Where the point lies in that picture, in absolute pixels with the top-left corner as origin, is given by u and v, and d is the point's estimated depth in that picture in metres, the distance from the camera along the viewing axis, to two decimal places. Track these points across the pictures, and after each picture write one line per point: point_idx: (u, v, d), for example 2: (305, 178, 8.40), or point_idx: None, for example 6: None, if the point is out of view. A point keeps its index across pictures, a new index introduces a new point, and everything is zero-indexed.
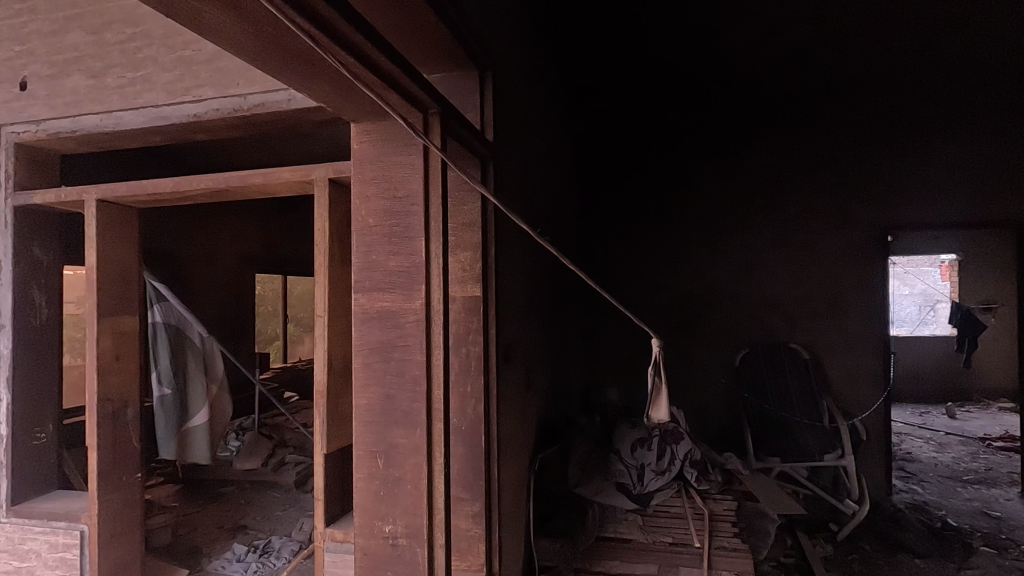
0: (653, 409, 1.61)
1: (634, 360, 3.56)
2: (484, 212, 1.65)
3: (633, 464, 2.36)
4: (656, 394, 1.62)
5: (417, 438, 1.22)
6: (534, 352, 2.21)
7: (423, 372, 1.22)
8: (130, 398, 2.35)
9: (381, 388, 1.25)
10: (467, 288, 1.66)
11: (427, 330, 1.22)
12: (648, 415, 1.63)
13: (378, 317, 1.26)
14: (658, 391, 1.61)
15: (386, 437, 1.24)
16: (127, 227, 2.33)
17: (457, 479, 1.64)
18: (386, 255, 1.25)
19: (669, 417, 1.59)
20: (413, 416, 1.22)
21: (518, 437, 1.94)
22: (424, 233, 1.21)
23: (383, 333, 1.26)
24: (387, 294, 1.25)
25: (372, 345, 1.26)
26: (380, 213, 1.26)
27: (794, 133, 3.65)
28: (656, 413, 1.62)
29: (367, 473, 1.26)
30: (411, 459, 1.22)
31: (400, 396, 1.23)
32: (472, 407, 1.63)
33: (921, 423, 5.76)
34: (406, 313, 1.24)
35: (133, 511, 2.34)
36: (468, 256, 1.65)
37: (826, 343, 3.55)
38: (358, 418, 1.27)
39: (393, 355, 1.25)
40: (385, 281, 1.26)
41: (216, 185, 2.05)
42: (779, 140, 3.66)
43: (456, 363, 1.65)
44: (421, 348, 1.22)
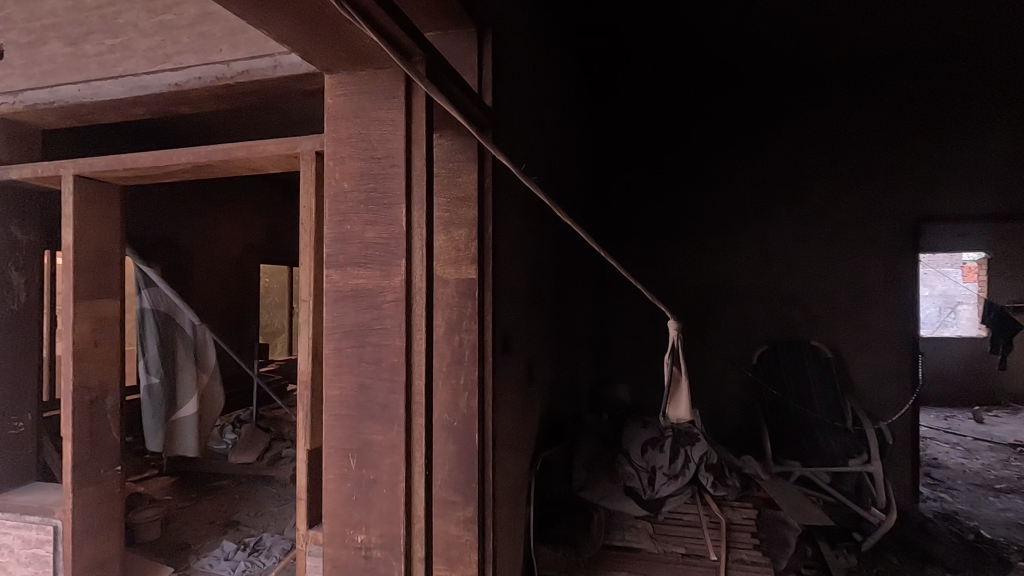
0: (673, 409, 1.46)
1: (647, 355, 3.39)
2: (481, 186, 1.50)
3: (643, 467, 2.19)
4: (676, 391, 1.46)
5: (394, 435, 1.06)
6: (538, 344, 2.05)
7: (402, 360, 1.06)
8: (111, 385, 2.22)
9: (355, 377, 1.09)
10: (460, 270, 1.50)
11: (409, 310, 1.07)
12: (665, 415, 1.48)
13: (351, 296, 1.09)
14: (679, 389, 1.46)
15: (360, 433, 1.08)
16: (108, 204, 2.19)
17: (447, 480, 1.48)
18: (361, 224, 1.09)
19: (690, 416, 1.44)
20: (390, 409, 1.06)
21: (517, 437, 1.77)
22: (405, 202, 1.06)
23: (357, 315, 1.09)
24: (361, 269, 1.09)
25: (344, 326, 1.10)
26: (356, 176, 1.09)
27: (820, 117, 3.43)
28: (675, 411, 1.47)
29: (337, 474, 1.10)
30: (387, 459, 1.07)
31: (375, 386, 1.07)
32: (464, 401, 1.48)
33: (947, 427, 5.52)
34: (383, 292, 1.07)
35: (113, 506, 2.21)
36: (463, 234, 1.49)
37: (850, 339, 3.35)
38: (326, 410, 1.11)
39: (369, 338, 1.08)
40: (361, 254, 1.09)
41: (198, 160, 1.91)
42: (805, 125, 3.45)
43: (449, 352, 1.50)
44: (401, 331, 1.06)
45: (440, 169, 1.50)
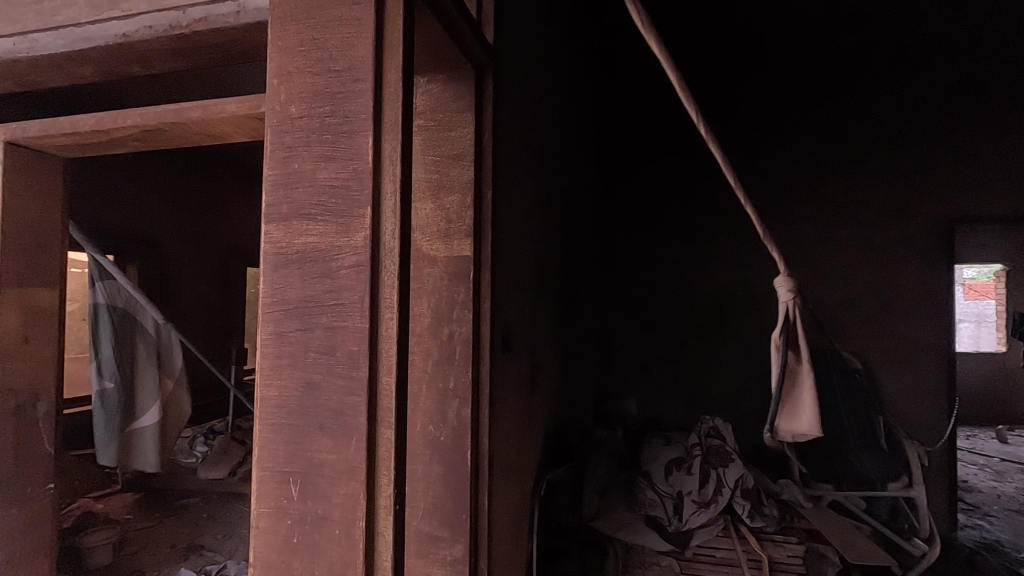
0: (794, 419, 1.27)
1: (658, 368, 3.09)
2: (480, 143, 1.21)
3: (668, 491, 1.85)
4: (791, 399, 1.28)
5: (350, 455, 0.75)
6: (543, 344, 1.76)
7: (363, 348, 0.75)
8: (44, 389, 1.90)
9: (300, 372, 0.78)
10: (451, 246, 1.20)
11: (375, 279, 0.76)
12: (783, 425, 1.29)
13: (298, 261, 0.79)
14: (795, 398, 1.27)
15: (304, 451, 0.78)
16: (48, 179, 1.88)
17: (432, 510, 1.18)
18: (313, 162, 0.79)
19: (812, 428, 1.25)
20: (346, 417, 0.76)
21: (518, 456, 1.46)
22: (372, 130, 0.77)
23: (304, 286, 0.79)
24: (312, 224, 0.79)
25: (286, 303, 0.80)
26: (307, 98, 0.80)
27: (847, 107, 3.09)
28: (793, 422, 1.28)
29: (271, 508, 0.79)
30: (339, 487, 0.76)
31: (327, 385, 0.77)
32: (454, 409, 1.18)
33: (971, 448, 5.20)
34: (341, 254, 0.77)
35: (43, 530, 1.89)
36: (457, 200, 1.20)
37: (879, 350, 3.05)
38: (260, 419, 0.80)
39: (318, 318, 0.78)
40: (311, 203, 0.79)
41: (147, 122, 1.62)
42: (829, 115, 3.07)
43: (436, 348, 1.20)
44: (362, 310, 0.76)
45: (428, 123, 1.22)
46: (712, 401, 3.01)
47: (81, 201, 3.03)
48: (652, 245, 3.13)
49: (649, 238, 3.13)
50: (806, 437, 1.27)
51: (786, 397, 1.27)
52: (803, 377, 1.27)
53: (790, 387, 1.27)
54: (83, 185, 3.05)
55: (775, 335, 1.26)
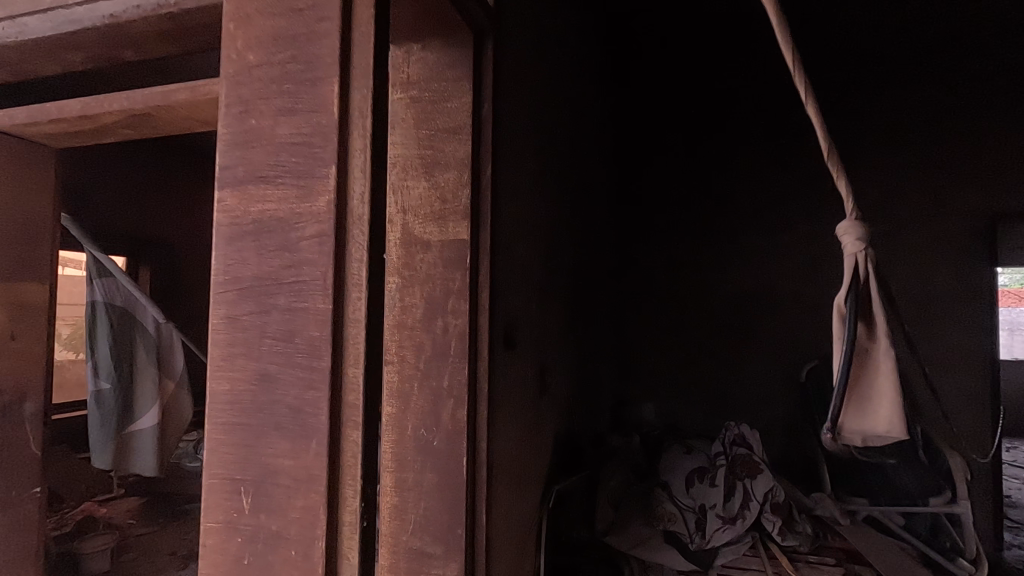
0: (856, 419, 0.92)
1: (677, 373, 2.93)
2: (478, 115, 1.09)
3: (689, 505, 1.69)
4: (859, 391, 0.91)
5: (310, 462, 0.63)
6: (551, 341, 1.62)
7: (325, 334, 0.64)
8: (32, 389, 1.81)
9: (255, 363, 0.67)
10: (446, 229, 1.08)
11: (341, 254, 0.65)
12: (838, 427, 0.93)
13: (253, 233, 0.68)
14: (865, 390, 0.91)
15: (257, 456, 0.66)
16: (40, 171, 1.81)
17: (421, 524, 1.05)
18: (272, 117, 0.68)
19: (891, 431, 0.89)
20: (305, 415, 0.64)
21: (522, 465, 1.32)
22: (339, 76, 0.65)
23: (261, 263, 0.67)
24: (271, 190, 0.67)
25: (240, 282, 0.68)
26: (266, 43, 0.69)
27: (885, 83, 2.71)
28: (857, 421, 0.92)
29: (220, 523, 0.67)
30: (296, 499, 0.64)
31: (284, 378, 0.65)
32: (448, 410, 1.06)
33: (1011, 460, 4.91)
34: (302, 223, 0.66)
35: (30, 537, 1.80)
36: (452, 178, 1.08)
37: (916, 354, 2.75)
38: (208, 419, 0.68)
39: (276, 299, 0.66)
40: (269, 165, 0.68)
41: (133, 106, 1.54)
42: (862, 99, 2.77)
43: (428, 343, 1.08)
44: (325, 288, 0.64)
45: (421, 93, 1.10)
46: (735, 408, 2.84)
47: (86, 201, 3.00)
48: (670, 245, 2.98)
49: (667, 237, 2.98)
50: (880, 440, 0.91)
51: (854, 389, 0.91)
52: (879, 359, 0.90)
53: (858, 373, 0.91)
54: (88, 184, 3.01)
55: (838, 298, 0.90)
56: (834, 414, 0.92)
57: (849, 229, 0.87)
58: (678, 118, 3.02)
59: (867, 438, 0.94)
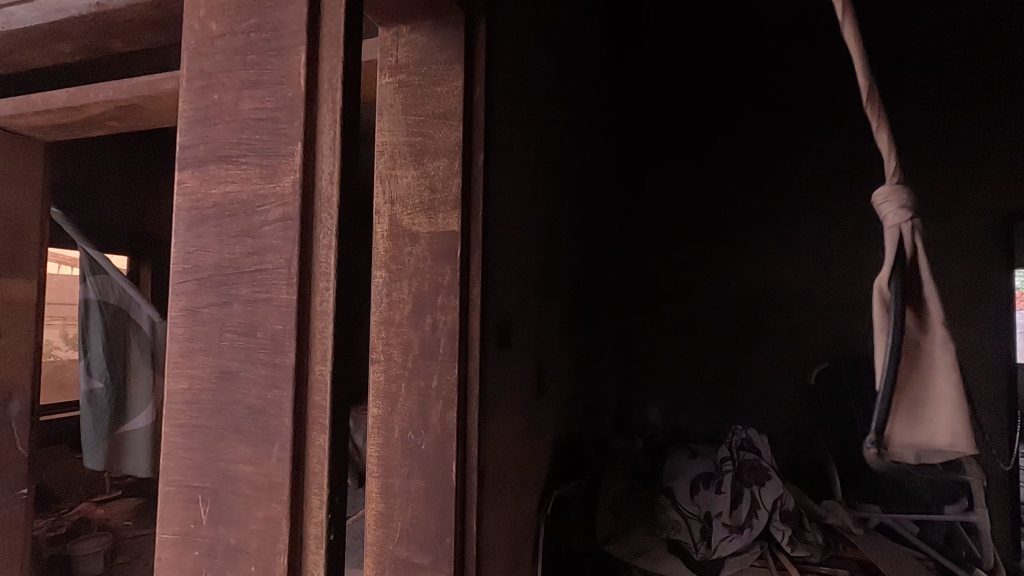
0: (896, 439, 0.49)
1: (683, 375, 2.85)
2: (470, 99, 1.03)
3: (694, 512, 1.61)
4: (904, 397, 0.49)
5: (272, 469, 0.58)
6: (549, 341, 1.55)
7: (290, 327, 0.58)
8: (17, 388, 1.77)
9: (214, 359, 0.61)
10: (435, 220, 1.02)
11: (307, 240, 0.59)
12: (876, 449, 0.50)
13: (215, 218, 0.62)
14: (911, 393, 0.49)
15: (216, 461, 0.60)
16: (28, 165, 1.77)
17: (409, 533, 0.99)
18: (235, 91, 0.62)
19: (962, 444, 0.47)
20: (267, 416, 0.58)
21: (517, 469, 1.26)
22: (307, 45, 0.60)
23: (222, 250, 0.62)
24: (234, 171, 0.62)
25: (200, 270, 0.62)
26: (230, 10, 0.63)
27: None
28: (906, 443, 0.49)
29: (176, 534, 0.61)
30: (258, 509, 0.58)
31: (245, 376, 0.59)
32: (436, 411, 1.00)
33: None
34: (267, 206, 0.60)
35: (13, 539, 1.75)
36: (442, 166, 1.02)
37: None
38: (165, 420, 0.62)
39: (237, 289, 0.60)
40: (232, 144, 0.62)
41: (119, 96, 1.49)
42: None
43: (416, 341, 1.02)
44: (290, 277, 0.58)
45: (410, 77, 1.04)
46: (742, 411, 2.76)
47: (87, 201, 2.93)
48: (675, 244, 2.91)
49: (672, 236, 2.91)
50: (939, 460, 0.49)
51: (894, 389, 0.49)
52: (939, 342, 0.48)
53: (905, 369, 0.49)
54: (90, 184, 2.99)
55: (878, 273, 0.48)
56: (880, 423, 0.49)
57: (885, 192, 0.48)
58: (684, 114, 2.94)
59: (922, 458, 0.51)
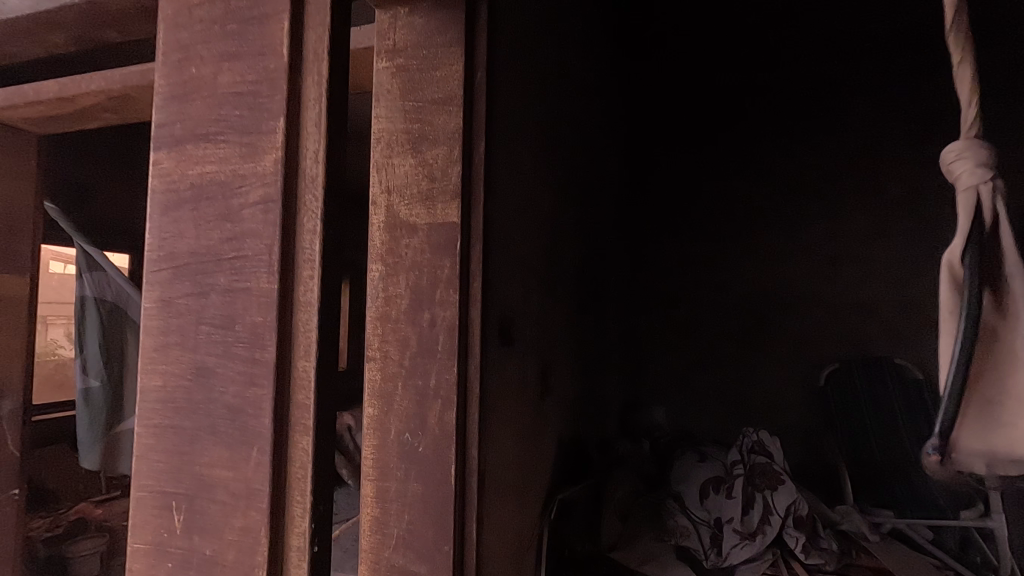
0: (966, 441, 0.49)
1: (691, 377, 2.79)
2: (470, 84, 0.99)
3: (703, 518, 1.57)
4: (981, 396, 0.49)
5: (250, 474, 0.53)
6: (553, 339, 1.49)
7: (270, 317, 0.53)
8: (8, 387, 1.72)
9: (188, 354, 0.56)
10: (434, 211, 0.97)
11: (289, 224, 0.54)
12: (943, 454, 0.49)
13: (191, 202, 0.57)
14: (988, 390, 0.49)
15: (191, 464, 0.55)
16: (20, 159, 1.73)
17: (405, 541, 0.94)
18: (212, 64, 0.57)
19: None
20: (246, 414, 0.54)
21: (519, 472, 1.20)
22: (289, 13, 0.55)
23: (198, 236, 0.57)
24: (211, 150, 0.57)
25: (175, 258, 0.58)
26: None
27: (910, 71, 2.57)
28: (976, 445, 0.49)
29: (149, 544, 0.56)
30: (235, 518, 0.53)
31: (221, 372, 0.55)
32: (434, 411, 0.95)
33: None
34: (246, 188, 0.55)
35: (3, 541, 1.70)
36: (441, 153, 0.97)
37: None
38: (137, 420, 0.58)
39: (215, 278, 0.56)
40: (209, 121, 0.57)
41: (109, 86, 1.44)
42: (887, 86, 2.60)
43: (413, 337, 0.97)
44: (270, 263, 0.54)
45: (407, 61, 0.99)
46: (750, 412, 2.70)
47: (90, 200, 2.45)
48: (681, 242, 2.85)
49: (680, 235, 2.85)
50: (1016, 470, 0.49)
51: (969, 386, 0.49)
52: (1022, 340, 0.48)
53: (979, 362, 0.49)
54: None
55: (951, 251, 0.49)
56: (944, 420, 0.48)
57: (960, 150, 0.48)
58: (692, 110, 2.89)
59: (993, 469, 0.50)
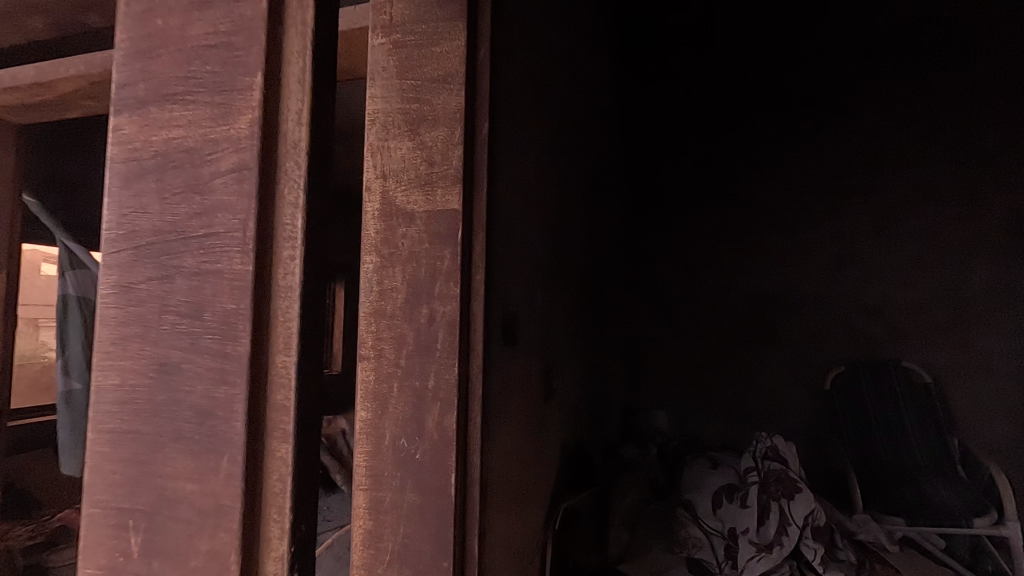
0: None
1: (694, 381, 2.72)
2: (472, 61, 0.92)
3: (717, 529, 1.49)
4: None
5: (219, 489, 0.45)
6: (556, 340, 1.42)
7: (245, 305, 0.46)
8: None
9: (150, 348, 0.48)
10: (433, 198, 0.90)
11: (267, 196, 0.47)
12: None
13: (155, 173, 0.50)
14: None
15: (152, 475, 0.47)
16: None
17: (402, 556, 0.86)
18: (180, 15, 0.50)
19: None
20: (215, 418, 0.46)
21: (523, 479, 1.13)
22: None
23: (163, 212, 0.49)
24: (179, 113, 0.49)
25: (136, 237, 0.50)
26: None
27: (917, 68, 2.51)
28: None
29: (102, 569, 0.48)
30: (200, 540, 0.45)
31: (187, 368, 0.47)
32: (432, 414, 0.87)
33: None
34: (218, 155, 0.48)
35: None
36: (441, 135, 0.90)
37: (954, 361, 2.39)
38: (91, 425, 0.50)
39: (181, 259, 0.48)
40: (176, 80, 0.50)
41: (91, 70, 1.36)
42: (894, 84, 2.54)
43: (410, 334, 0.89)
44: (246, 242, 0.46)
45: (405, 36, 0.92)
46: (756, 416, 2.63)
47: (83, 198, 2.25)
48: (683, 243, 2.79)
49: (681, 235, 2.79)
50: None
51: None
52: None
53: None
54: None
55: None
56: None
57: None
58: (694, 109, 2.83)
59: None
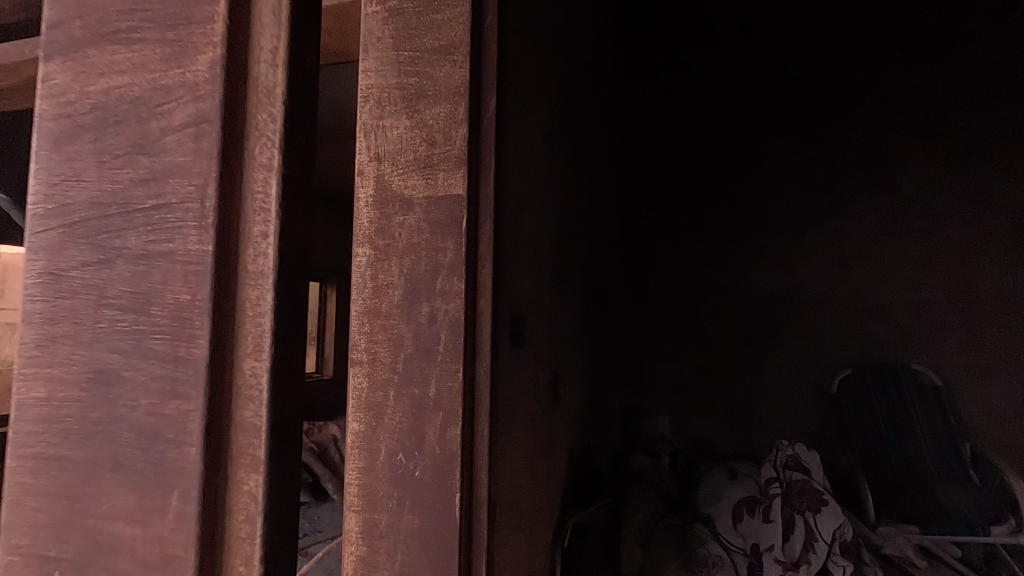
0: None
1: (696, 386, 2.63)
2: (476, 30, 0.82)
3: (738, 545, 1.38)
4: None
5: (167, 533, 0.35)
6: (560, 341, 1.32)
7: (203, 297, 0.36)
8: None
9: (81, 351, 0.38)
10: (434, 182, 0.80)
11: (233, 158, 0.37)
12: None
13: (92, 132, 0.39)
14: None
15: (82, 513, 0.37)
16: None
17: None
18: None
19: None
20: (162, 442, 0.36)
21: (530, 492, 1.03)
22: None
23: (101, 180, 0.39)
24: (123, 55, 0.39)
25: (67, 212, 0.39)
26: None
27: (924, 64, 2.45)
28: None
29: None
30: None
31: (129, 378, 0.37)
32: (432, 423, 0.77)
33: None
34: (171, 107, 0.38)
35: None
36: (443, 112, 0.80)
37: (966, 363, 2.32)
38: (9, 449, 0.39)
39: (123, 238, 0.38)
40: (119, 14, 0.40)
41: None
42: (900, 79, 2.48)
43: (408, 335, 0.79)
44: (205, 215, 0.36)
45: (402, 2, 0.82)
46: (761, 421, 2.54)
47: None
48: (684, 243, 2.71)
49: (683, 236, 2.71)
50: None
51: None
52: None
53: None
54: None
55: None
56: None
57: None
58: (694, 106, 2.74)
59: None
